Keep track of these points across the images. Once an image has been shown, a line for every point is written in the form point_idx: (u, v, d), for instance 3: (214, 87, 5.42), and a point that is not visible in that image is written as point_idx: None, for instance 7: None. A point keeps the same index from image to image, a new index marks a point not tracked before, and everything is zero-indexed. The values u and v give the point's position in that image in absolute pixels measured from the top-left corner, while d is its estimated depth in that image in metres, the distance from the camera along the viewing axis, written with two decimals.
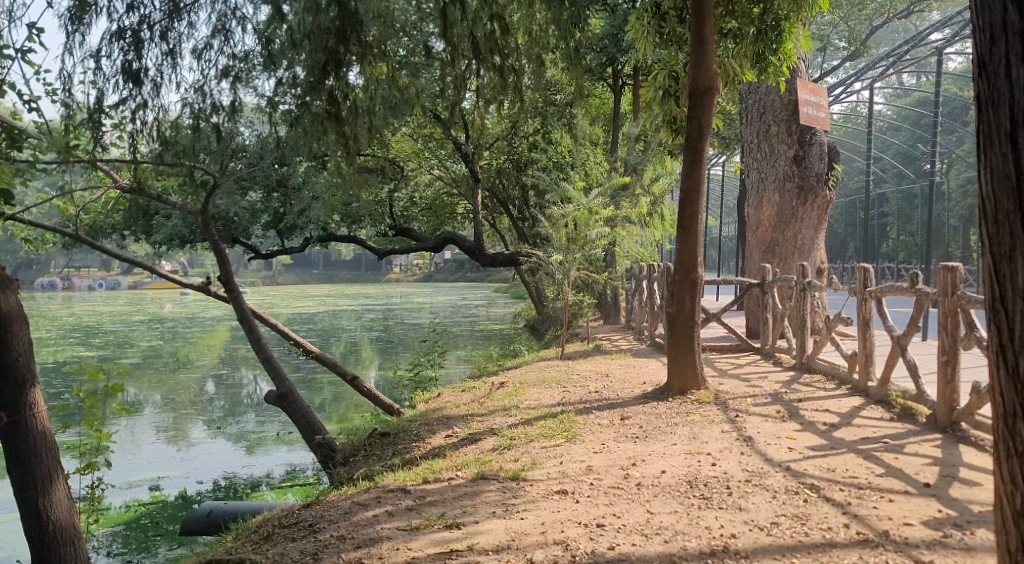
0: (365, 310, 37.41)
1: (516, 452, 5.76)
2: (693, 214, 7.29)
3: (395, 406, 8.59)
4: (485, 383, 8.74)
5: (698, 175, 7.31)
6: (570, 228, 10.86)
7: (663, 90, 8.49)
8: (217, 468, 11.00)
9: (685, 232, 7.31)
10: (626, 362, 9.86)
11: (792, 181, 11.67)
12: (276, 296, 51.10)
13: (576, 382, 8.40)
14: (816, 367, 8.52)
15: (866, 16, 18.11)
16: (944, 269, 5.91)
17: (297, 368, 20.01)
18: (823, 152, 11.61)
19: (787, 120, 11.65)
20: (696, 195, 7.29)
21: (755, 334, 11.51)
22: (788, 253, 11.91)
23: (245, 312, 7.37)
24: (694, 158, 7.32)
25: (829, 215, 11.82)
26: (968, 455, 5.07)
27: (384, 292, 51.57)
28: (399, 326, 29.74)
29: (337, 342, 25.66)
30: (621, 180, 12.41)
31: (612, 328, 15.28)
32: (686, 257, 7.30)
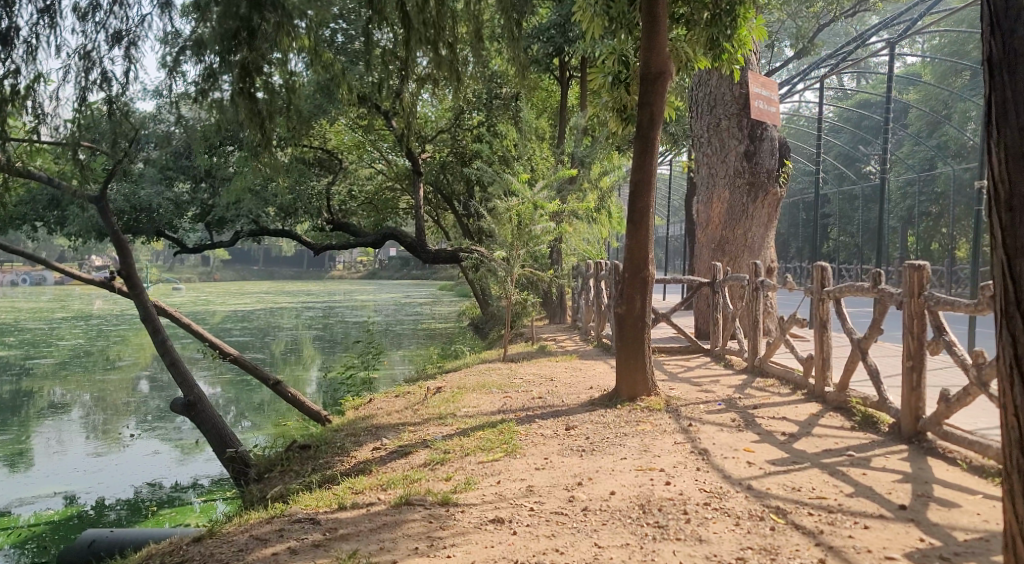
0: (305, 308, 36.42)
1: (449, 468, 5.21)
2: (643, 207, 6.82)
3: (322, 412, 7.96)
4: (421, 388, 8.14)
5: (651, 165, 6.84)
6: (514, 222, 10.32)
7: (611, 76, 8.02)
8: (136, 472, 10.20)
9: (633, 227, 6.84)
10: (572, 364, 9.37)
11: (742, 177, 11.32)
12: (214, 292, 49.60)
13: (518, 387, 7.87)
14: (770, 371, 8.11)
15: (814, 14, 17.95)
16: (910, 268, 5.51)
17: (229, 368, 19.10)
18: (774, 147, 11.29)
19: (738, 114, 11.30)
20: (647, 187, 6.83)
21: (705, 335, 11.14)
22: (738, 252, 11.56)
23: (150, 311, 6.72)
24: (645, 148, 6.85)
25: (779, 213, 11.50)
26: (939, 470, 4.67)
27: (326, 290, 50.45)
28: (339, 324, 28.89)
29: (274, 341, 24.74)
30: (567, 173, 11.92)
31: (557, 327, 14.79)
32: (635, 253, 6.83)
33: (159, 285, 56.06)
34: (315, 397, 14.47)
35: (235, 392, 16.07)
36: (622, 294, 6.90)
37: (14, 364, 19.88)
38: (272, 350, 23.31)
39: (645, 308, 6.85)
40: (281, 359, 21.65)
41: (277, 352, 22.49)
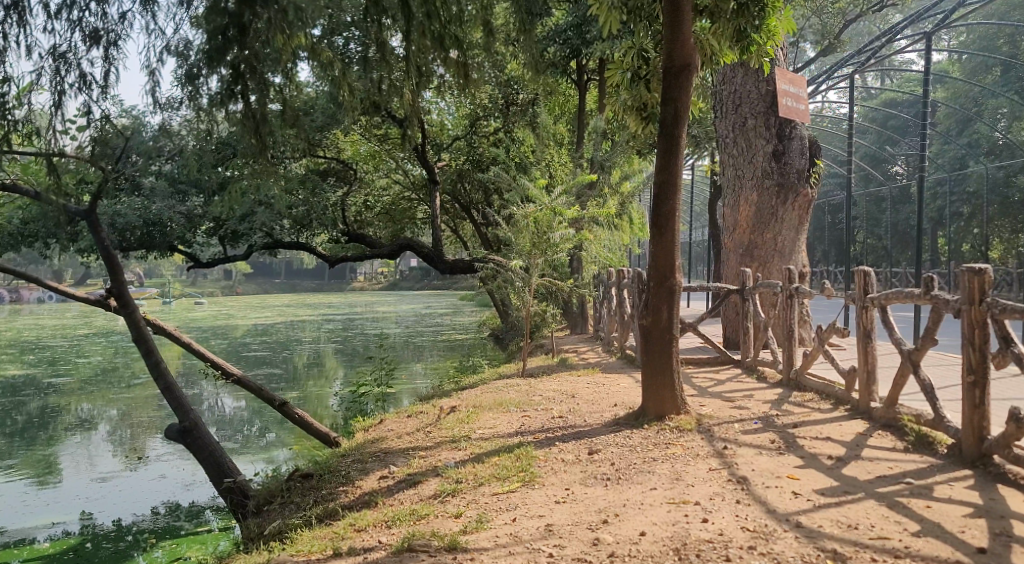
0: (325, 321, 36.14)
1: (460, 500, 4.73)
2: (669, 209, 6.34)
3: (331, 434, 7.51)
4: (434, 407, 7.68)
5: (676, 165, 6.36)
6: (532, 231, 9.82)
7: (629, 72, 7.54)
8: (153, 488, 9.90)
9: (657, 232, 6.36)
10: (594, 378, 8.87)
11: (771, 178, 10.80)
12: (235, 306, 49.47)
13: (538, 405, 7.37)
14: (807, 384, 7.58)
15: (839, 10, 17.38)
16: (969, 271, 4.99)
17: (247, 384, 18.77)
18: (804, 146, 10.77)
19: (765, 113, 10.80)
20: (673, 188, 6.34)
21: (734, 344, 10.61)
22: (768, 257, 11.01)
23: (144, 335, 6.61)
24: (670, 147, 6.37)
25: (811, 215, 10.96)
26: (1014, 501, 4.14)
27: (346, 301, 50.24)
28: (357, 337, 28.54)
29: (291, 354, 24.42)
30: (586, 177, 11.39)
31: (579, 338, 14.29)
32: (661, 260, 6.34)
33: (181, 299, 56.11)
34: (331, 413, 14.10)
35: (251, 409, 15.71)
36: (647, 305, 6.41)
37: (31, 382, 19.67)
38: (290, 364, 22.96)
39: (673, 319, 6.34)
40: (299, 373, 21.29)
41: (295, 365, 22.16)
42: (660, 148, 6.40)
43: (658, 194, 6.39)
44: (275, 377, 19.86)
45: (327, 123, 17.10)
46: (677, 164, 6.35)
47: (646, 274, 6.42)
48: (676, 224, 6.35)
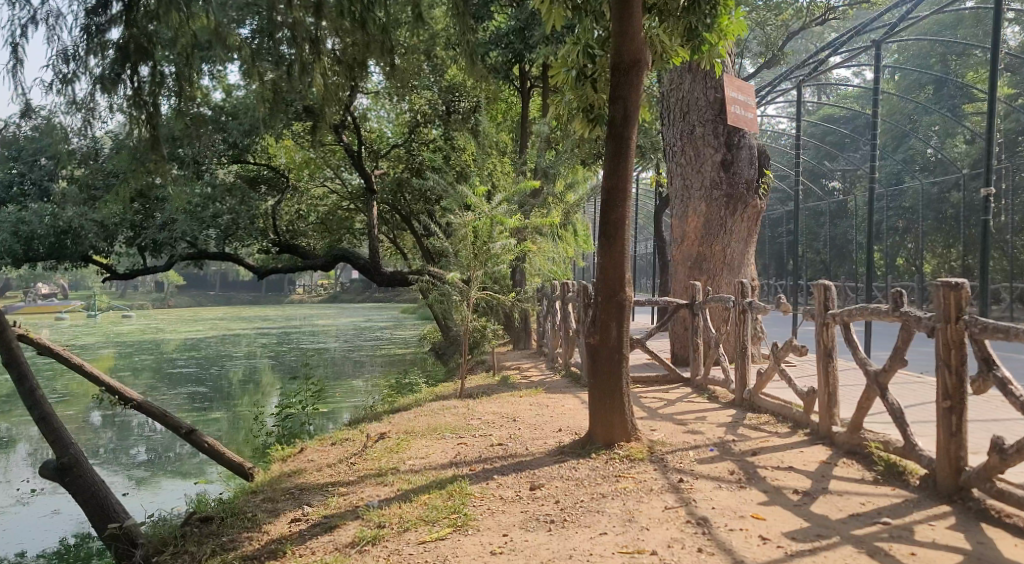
0: (262, 335, 34.95)
1: (379, 552, 4.15)
2: (618, 217, 5.83)
3: (247, 464, 6.81)
4: (362, 434, 7.00)
5: (628, 169, 5.85)
6: (472, 242, 9.26)
7: (575, 71, 7.00)
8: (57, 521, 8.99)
9: (606, 241, 5.84)
10: (537, 399, 8.30)
11: (719, 189, 10.43)
12: (167, 319, 47.76)
13: (476, 431, 6.76)
14: (763, 406, 7.11)
15: (783, 21, 17.21)
16: (943, 286, 4.55)
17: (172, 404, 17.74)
18: (753, 156, 10.44)
19: (714, 120, 10.43)
20: (623, 194, 5.83)
21: (682, 361, 10.17)
22: (717, 270, 10.60)
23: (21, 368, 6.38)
24: (619, 150, 5.86)
25: (760, 227, 10.61)
26: (1006, 546, 3.69)
27: (284, 314, 48.86)
28: (293, 351, 27.48)
29: (222, 370, 23.33)
30: (529, 185, 10.86)
31: (522, 354, 13.73)
32: (609, 272, 5.82)
33: (110, 312, 53.95)
34: (258, 433, 13.26)
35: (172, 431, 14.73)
36: (595, 322, 5.87)
37: None
38: (220, 380, 21.91)
39: (623, 337, 5.82)
40: (229, 389, 20.28)
41: (225, 382, 21.12)
42: (609, 150, 5.88)
43: (607, 200, 5.87)
44: (202, 394, 18.84)
45: (257, 128, 16.32)
46: (627, 169, 5.85)
47: (593, 288, 5.89)
48: (626, 233, 5.84)
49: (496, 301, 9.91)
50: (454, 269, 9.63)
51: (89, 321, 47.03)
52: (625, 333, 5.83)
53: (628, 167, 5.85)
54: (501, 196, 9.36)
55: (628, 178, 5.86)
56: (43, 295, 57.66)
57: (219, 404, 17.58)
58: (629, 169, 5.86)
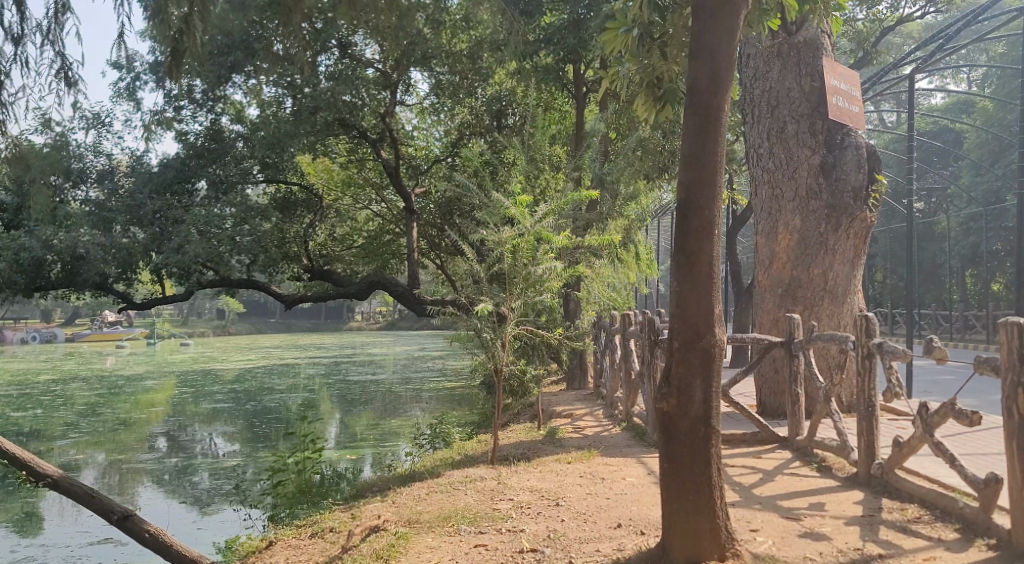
0: (309, 365, 33.60)
1: None
2: (702, 224, 4.00)
3: (199, 558, 5.13)
4: (350, 521, 5.24)
5: (716, 156, 4.03)
6: (511, 262, 7.43)
7: (638, 31, 5.08)
8: None
9: (684, 262, 4.01)
10: (591, 466, 6.47)
11: (818, 198, 8.45)
12: (221, 347, 46.98)
13: (501, 523, 4.93)
14: (906, 490, 5.19)
15: (876, 17, 15.26)
16: None
17: (198, 444, 16.33)
18: (860, 158, 8.43)
19: (809, 115, 8.54)
20: (710, 194, 4.01)
21: (772, 413, 8.20)
22: (814, 298, 8.53)
23: None
24: (704, 129, 4.02)
25: (868, 246, 8.56)
26: None
27: (339, 342, 47.66)
28: (337, 383, 25.93)
29: (258, 402, 21.87)
30: (585, 194, 8.98)
31: (576, 396, 11.87)
32: (689, 306, 3.98)
33: (168, 339, 53.54)
34: (278, 478, 11.67)
35: (189, 476, 13.30)
36: (666, 379, 4.03)
37: None
38: (255, 413, 20.48)
39: (709, 404, 3.96)
40: (261, 423, 18.82)
41: (259, 416, 19.67)
42: (689, 128, 4.05)
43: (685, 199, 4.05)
44: (232, 430, 17.40)
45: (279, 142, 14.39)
46: (714, 156, 4.03)
47: (667, 329, 4.05)
48: (714, 250, 4.01)
49: (540, 339, 8.05)
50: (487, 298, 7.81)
51: (146, 350, 46.47)
52: (713, 396, 3.97)
53: (716, 154, 4.03)
54: (546, 209, 7.54)
55: (718, 168, 4.03)
56: (105, 322, 57.70)
57: (246, 443, 16.11)
58: (718, 157, 4.04)
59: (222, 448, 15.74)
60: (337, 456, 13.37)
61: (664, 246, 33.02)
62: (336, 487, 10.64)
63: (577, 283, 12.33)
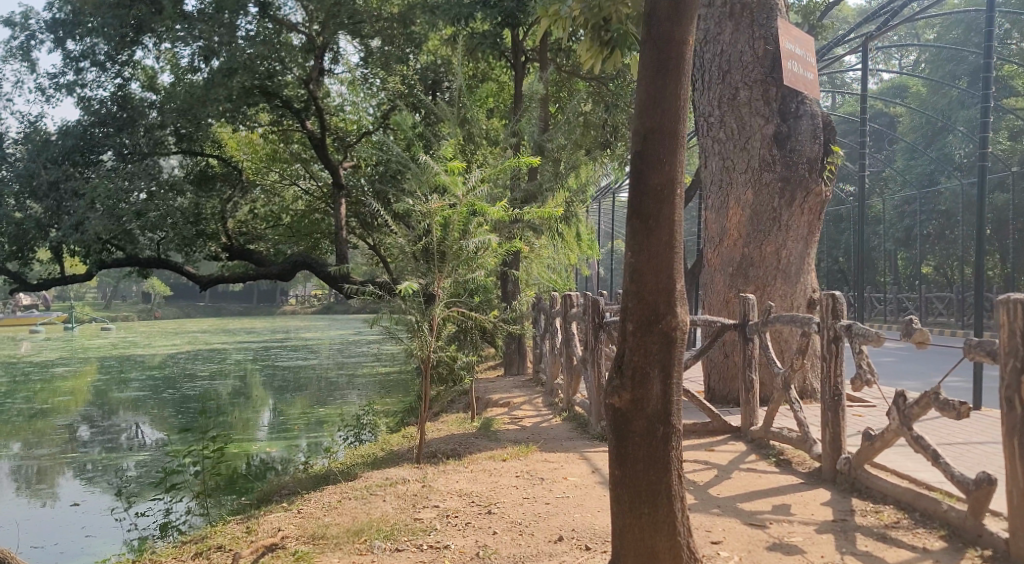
0: (238, 351, 32.25)
1: None
2: (661, 181, 3.33)
3: None
4: (244, 541, 4.44)
5: (680, 99, 3.36)
6: (439, 236, 6.68)
7: None
8: None
9: (640, 228, 3.35)
10: (528, 463, 5.79)
11: (771, 170, 7.90)
12: (146, 332, 44.98)
13: (422, 537, 4.21)
14: (879, 490, 4.64)
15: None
16: None
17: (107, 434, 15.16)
18: (815, 128, 7.91)
19: (763, 81, 7.97)
20: (672, 145, 3.34)
21: (722, 400, 7.65)
22: (767, 277, 8.00)
23: None
24: (664, 66, 3.35)
25: (822, 222, 8.06)
26: None
27: (270, 327, 46.16)
28: (265, 369, 24.85)
29: (179, 390, 20.71)
30: (525, 162, 8.25)
31: (514, 381, 11.19)
32: (646, 281, 3.31)
33: (89, 323, 51.27)
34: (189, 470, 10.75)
35: (93, 464, 12.25)
36: (617, 370, 3.36)
37: None
38: (174, 400, 19.31)
39: (667, 399, 3.30)
40: (181, 410, 17.72)
41: (179, 404, 18.52)
42: (647, 66, 3.37)
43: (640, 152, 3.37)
44: (146, 418, 16.28)
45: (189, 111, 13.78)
46: (677, 100, 3.36)
47: (619, 311, 3.39)
48: (676, 215, 3.34)
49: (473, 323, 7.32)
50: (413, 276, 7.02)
51: (65, 335, 44.25)
52: (673, 390, 3.32)
53: (679, 97, 3.36)
54: (479, 176, 6.79)
55: (681, 115, 3.36)
56: (21, 306, 55.02)
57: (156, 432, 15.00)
58: (682, 102, 3.37)
59: (132, 437, 14.61)
60: (259, 446, 12.47)
61: (602, 228, 32.57)
62: (253, 481, 9.80)
63: (515, 260, 11.64)
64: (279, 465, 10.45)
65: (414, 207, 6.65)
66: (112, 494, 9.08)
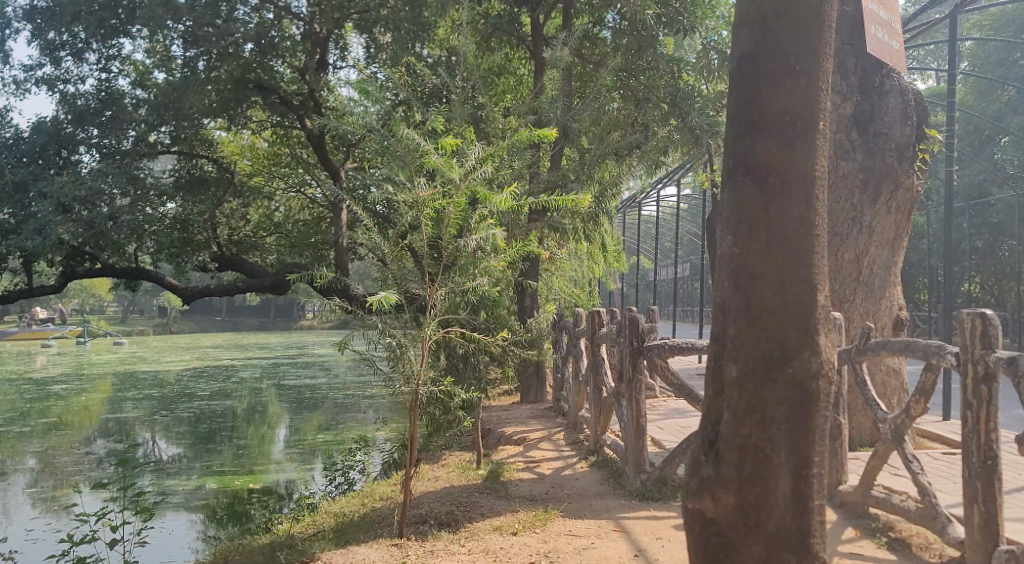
0: (246, 367, 30.88)
1: None
2: (782, 179, 2.84)
3: None
4: None
5: (812, 72, 2.87)
6: (429, 232, 5.26)
7: None
8: None
9: (754, 197, 2.87)
10: (546, 539, 4.33)
11: (850, 157, 6.40)
12: (155, 347, 43.71)
13: None
14: None
15: None
16: None
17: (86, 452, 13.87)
18: (904, 109, 6.44)
19: (838, 50, 6.48)
20: (799, 136, 2.84)
21: None
22: (845, 290, 6.43)
23: None
24: (779, 42, 2.87)
25: (911, 225, 6.55)
26: None
27: (282, 342, 44.81)
28: (271, 387, 23.48)
29: (177, 409, 19.38)
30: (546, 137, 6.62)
31: (531, 411, 9.72)
32: (760, 263, 2.83)
33: (101, 335, 50.13)
34: (167, 508, 9.37)
35: (82, 486, 11.03)
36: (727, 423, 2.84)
37: None
38: (168, 417, 18.01)
39: (798, 460, 2.77)
40: (170, 426, 16.38)
41: (170, 422, 17.18)
42: (755, 37, 2.92)
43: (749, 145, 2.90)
44: (149, 436, 15.10)
45: (172, 105, 12.41)
46: (805, 82, 2.87)
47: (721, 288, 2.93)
48: (803, 181, 2.84)
49: (473, 346, 5.90)
50: (398, 285, 5.51)
51: (75, 350, 43.16)
52: (805, 447, 2.77)
53: (807, 77, 2.86)
54: (481, 155, 5.34)
55: (813, 93, 2.87)
56: (35, 319, 54.11)
57: (173, 449, 13.88)
58: (815, 85, 2.88)
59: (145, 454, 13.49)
60: (240, 477, 11.06)
61: (626, 241, 30.99)
62: (235, 530, 8.39)
63: (532, 271, 10.20)
64: (259, 506, 9.00)
65: (395, 196, 5.24)
66: (48, 551, 7.67)
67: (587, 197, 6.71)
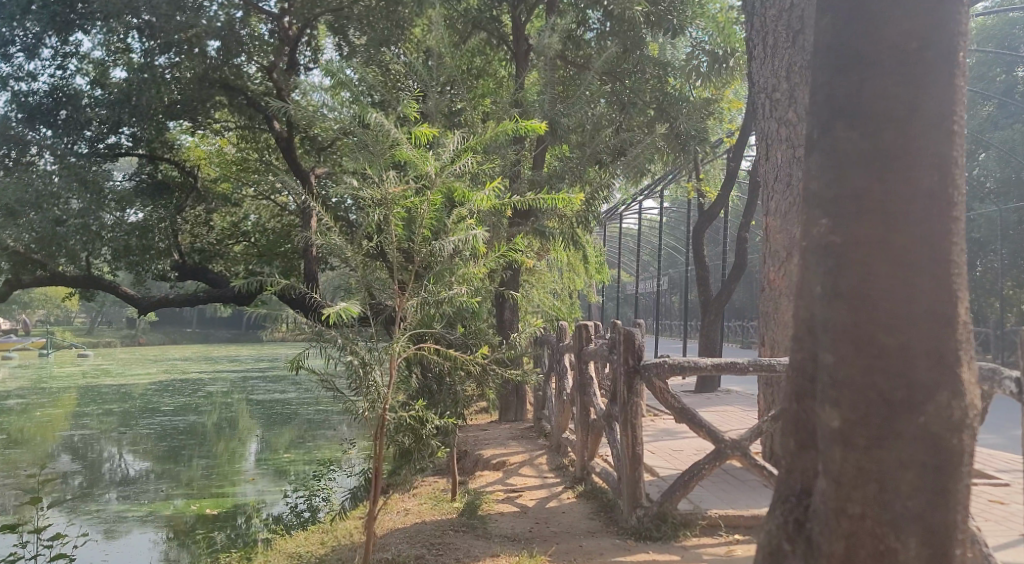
0: (216, 380, 29.98)
1: None
2: (894, 198, 2.41)
3: None
4: None
5: (944, 75, 2.44)
6: (400, 234, 4.69)
7: None
8: None
9: (873, 221, 2.43)
10: None
11: None
12: (123, 359, 42.55)
13: None
14: None
15: None
16: None
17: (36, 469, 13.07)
18: None
19: None
20: (930, 155, 2.42)
21: None
22: None
23: None
24: (905, 37, 2.44)
25: None
26: None
27: (254, 355, 43.82)
28: (239, 402, 22.67)
29: (139, 424, 18.58)
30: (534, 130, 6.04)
31: (510, 431, 9.13)
32: (878, 300, 2.39)
33: (67, 347, 48.78)
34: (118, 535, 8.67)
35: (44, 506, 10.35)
36: (824, 488, 2.45)
37: None
38: (130, 432, 17.22)
39: (931, 552, 2.34)
40: (131, 442, 15.60)
41: (130, 437, 16.39)
42: (869, 27, 2.48)
43: (845, 154, 2.50)
44: (115, 451, 14.38)
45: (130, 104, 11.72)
46: (939, 92, 2.43)
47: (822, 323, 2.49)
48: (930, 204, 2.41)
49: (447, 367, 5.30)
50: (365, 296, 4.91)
51: (39, 362, 41.91)
52: (941, 535, 2.34)
53: (942, 85, 2.43)
54: (459, 148, 4.78)
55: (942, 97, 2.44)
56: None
57: (141, 463, 13.21)
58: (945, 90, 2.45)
59: (110, 470, 12.80)
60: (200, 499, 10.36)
61: (605, 254, 30.51)
62: (199, 561, 7.74)
63: (512, 282, 9.64)
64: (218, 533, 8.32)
65: (359, 194, 4.68)
66: None
67: (577, 198, 6.14)
